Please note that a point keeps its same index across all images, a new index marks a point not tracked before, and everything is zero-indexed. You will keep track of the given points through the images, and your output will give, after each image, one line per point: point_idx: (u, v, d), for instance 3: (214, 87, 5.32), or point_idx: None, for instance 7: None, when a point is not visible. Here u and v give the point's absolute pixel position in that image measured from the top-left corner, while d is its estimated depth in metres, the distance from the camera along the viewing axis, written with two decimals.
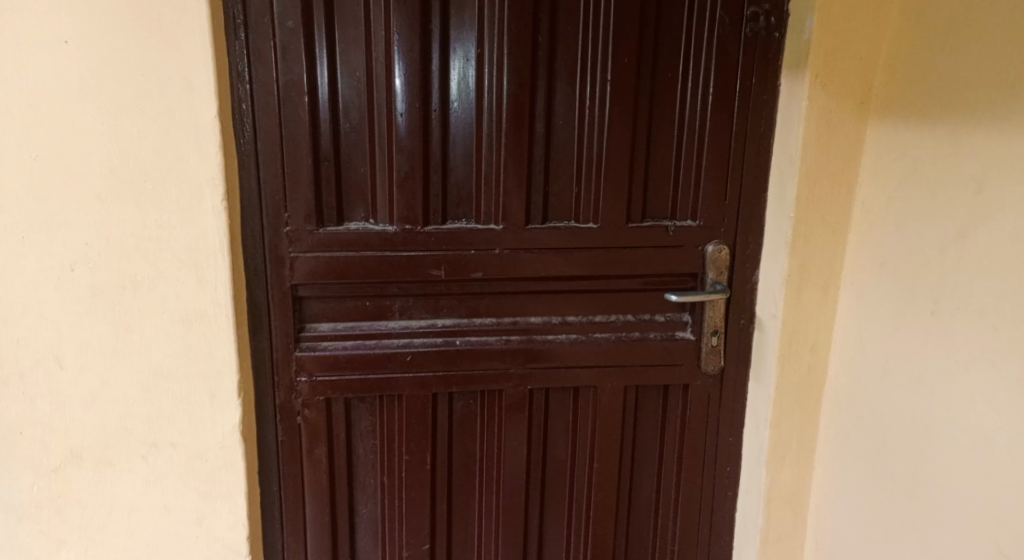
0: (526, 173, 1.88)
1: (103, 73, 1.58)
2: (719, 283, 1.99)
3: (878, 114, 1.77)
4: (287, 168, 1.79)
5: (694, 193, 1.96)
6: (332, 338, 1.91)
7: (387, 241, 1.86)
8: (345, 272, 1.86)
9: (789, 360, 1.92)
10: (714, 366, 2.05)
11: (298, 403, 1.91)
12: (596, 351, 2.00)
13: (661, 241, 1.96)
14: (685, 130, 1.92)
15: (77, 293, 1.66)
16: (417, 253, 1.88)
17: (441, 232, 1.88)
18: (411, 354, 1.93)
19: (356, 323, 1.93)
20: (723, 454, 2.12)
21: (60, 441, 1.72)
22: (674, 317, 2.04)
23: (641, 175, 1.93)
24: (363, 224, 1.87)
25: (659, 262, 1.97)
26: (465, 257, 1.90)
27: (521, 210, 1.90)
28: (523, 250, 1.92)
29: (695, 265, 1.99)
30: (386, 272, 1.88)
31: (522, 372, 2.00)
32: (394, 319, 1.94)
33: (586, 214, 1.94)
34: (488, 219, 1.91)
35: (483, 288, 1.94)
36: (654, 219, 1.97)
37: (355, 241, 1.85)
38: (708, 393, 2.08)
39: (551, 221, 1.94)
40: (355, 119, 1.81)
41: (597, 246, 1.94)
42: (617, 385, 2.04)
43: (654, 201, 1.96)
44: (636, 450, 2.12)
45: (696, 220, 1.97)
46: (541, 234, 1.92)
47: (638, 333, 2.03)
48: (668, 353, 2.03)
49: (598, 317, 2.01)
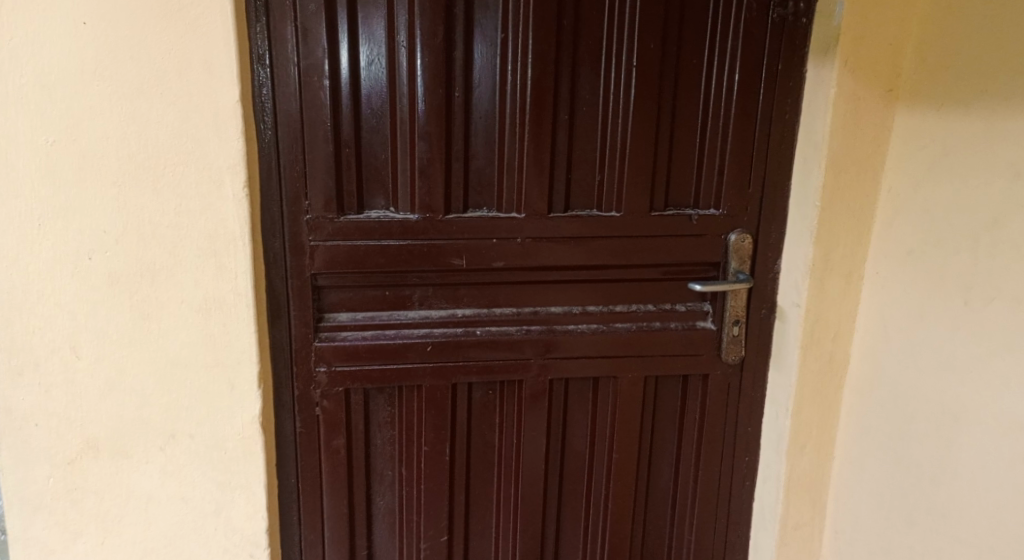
0: (549, 160, 1.85)
1: (120, 56, 1.54)
2: (741, 272, 1.96)
3: (908, 100, 1.74)
4: (307, 155, 1.75)
5: (717, 180, 1.92)
6: (351, 328, 1.89)
7: (408, 230, 1.83)
8: (365, 261, 1.83)
9: (812, 351, 1.90)
10: (735, 357, 2.03)
11: (316, 393, 1.89)
12: (617, 342, 1.99)
13: (684, 229, 1.93)
14: (711, 117, 1.88)
15: (94, 281, 1.63)
16: (438, 242, 1.85)
17: (462, 221, 1.85)
18: (431, 344, 1.92)
19: (375, 313, 1.90)
20: (742, 443, 2.11)
21: (76, 432, 1.70)
22: (694, 306, 2.01)
23: (665, 163, 1.90)
24: (383, 212, 1.83)
25: (682, 251, 1.94)
26: (486, 246, 1.88)
27: (543, 199, 1.87)
28: (545, 239, 1.89)
29: (718, 254, 1.96)
30: (407, 262, 1.85)
31: (541, 363, 1.98)
32: (414, 309, 1.92)
33: (609, 203, 1.91)
34: (510, 207, 1.88)
35: (504, 277, 1.92)
36: (678, 207, 1.94)
37: (375, 230, 1.82)
38: (728, 383, 2.06)
39: (572, 209, 1.91)
40: (376, 104, 1.77)
41: (620, 235, 1.92)
42: (637, 375, 2.03)
43: (677, 188, 1.93)
44: (654, 441, 2.11)
45: (719, 208, 1.94)
46: (564, 223, 1.89)
47: (660, 323, 2.01)
48: (689, 343, 2.01)
49: (619, 307, 1.99)
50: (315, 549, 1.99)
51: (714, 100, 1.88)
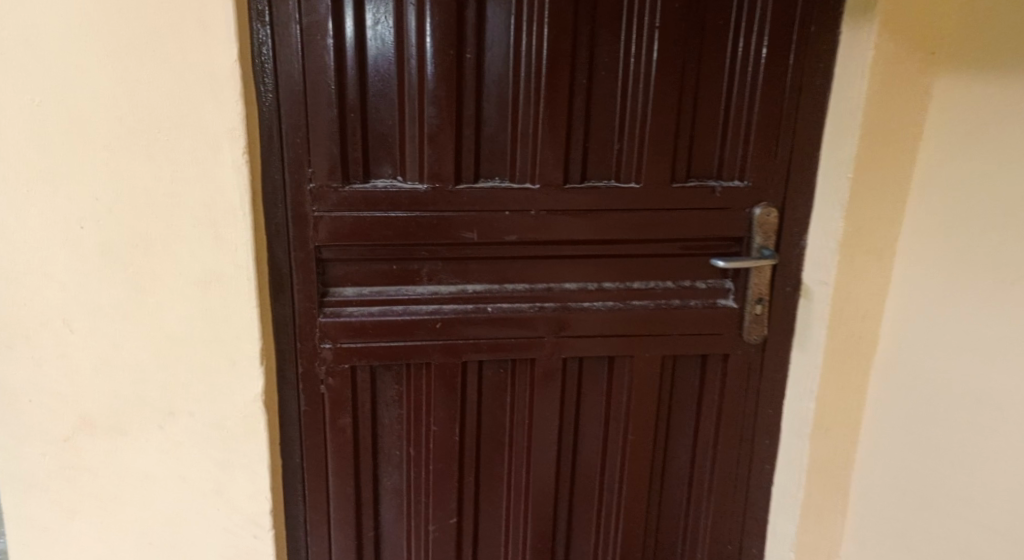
0: (565, 128, 1.76)
1: (110, 11, 1.46)
2: (766, 248, 1.87)
3: (949, 64, 1.63)
4: (311, 120, 1.67)
5: (742, 150, 1.82)
6: (357, 304, 1.81)
7: (416, 201, 1.75)
8: (371, 233, 1.75)
9: (839, 330, 1.81)
10: (757, 336, 1.94)
11: (320, 371, 1.81)
12: (633, 320, 1.91)
13: (706, 203, 1.84)
14: (736, 82, 1.78)
15: (87, 251, 1.56)
16: (447, 214, 1.77)
17: (473, 192, 1.76)
18: (440, 321, 1.84)
19: (382, 288, 1.82)
20: (762, 426, 2.03)
21: (71, 407, 1.64)
22: (715, 284, 1.93)
23: (687, 132, 1.80)
24: (390, 182, 1.75)
25: (703, 225, 1.85)
26: (498, 219, 1.79)
27: (558, 169, 1.78)
28: (559, 212, 1.81)
29: (741, 229, 1.87)
30: (415, 234, 1.77)
31: (554, 341, 1.90)
32: (422, 284, 1.84)
33: (627, 174, 1.82)
34: (522, 177, 1.79)
35: (516, 251, 1.84)
36: (699, 179, 1.84)
37: (381, 201, 1.74)
38: (749, 363, 1.98)
39: (589, 180, 1.82)
40: (383, 66, 1.68)
41: (638, 208, 1.83)
42: (654, 354, 1.95)
43: (699, 159, 1.83)
44: (671, 423, 2.03)
45: (743, 180, 1.84)
46: (580, 195, 1.80)
47: (678, 301, 1.92)
48: (709, 322, 1.93)
49: (636, 283, 1.91)
50: (320, 530, 1.93)
51: (740, 65, 1.77)
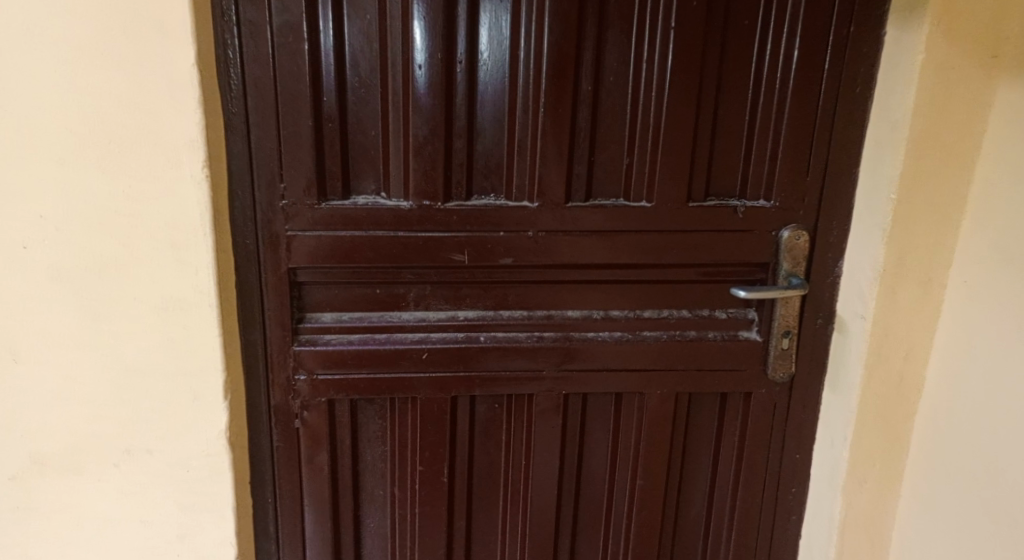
0: (568, 140, 1.57)
1: (56, 9, 1.30)
2: (795, 276, 1.66)
3: (1012, 70, 1.42)
4: (283, 130, 1.50)
5: (769, 166, 1.62)
6: (337, 331, 1.65)
7: (401, 219, 1.57)
8: (351, 255, 1.58)
9: (877, 372, 1.59)
10: (783, 374, 1.73)
11: (296, 404, 1.65)
12: (644, 353, 1.71)
13: (727, 224, 1.63)
14: (764, 89, 1.58)
15: (35, 274, 1.41)
16: (436, 235, 1.59)
17: (464, 210, 1.58)
18: (428, 351, 1.66)
19: (364, 314, 1.66)
20: (788, 472, 1.82)
21: (21, 444, 1.48)
22: (737, 314, 1.73)
23: (706, 145, 1.60)
24: (373, 198, 1.58)
25: (723, 251, 1.65)
26: (492, 240, 1.61)
27: (560, 186, 1.59)
28: (561, 233, 1.62)
29: (767, 254, 1.66)
30: (399, 256, 1.59)
31: (555, 376, 1.72)
32: (408, 310, 1.67)
33: (638, 191, 1.62)
34: (521, 194, 1.60)
35: (512, 276, 1.65)
36: (720, 198, 1.64)
37: (362, 220, 1.57)
38: (774, 403, 1.77)
39: (595, 198, 1.63)
40: (364, 71, 1.51)
41: (649, 229, 1.63)
42: (666, 392, 1.75)
43: (720, 175, 1.63)
44: (685, 466, 1.83)
45: (770, 200, 1.63)
46: (584, 215, 1.61)
47: (695, 332, 1.73)
48: (729, 356, 1.73)
49: (647, 312, 1.72)
50: None
51: (769, 70, 1.57)
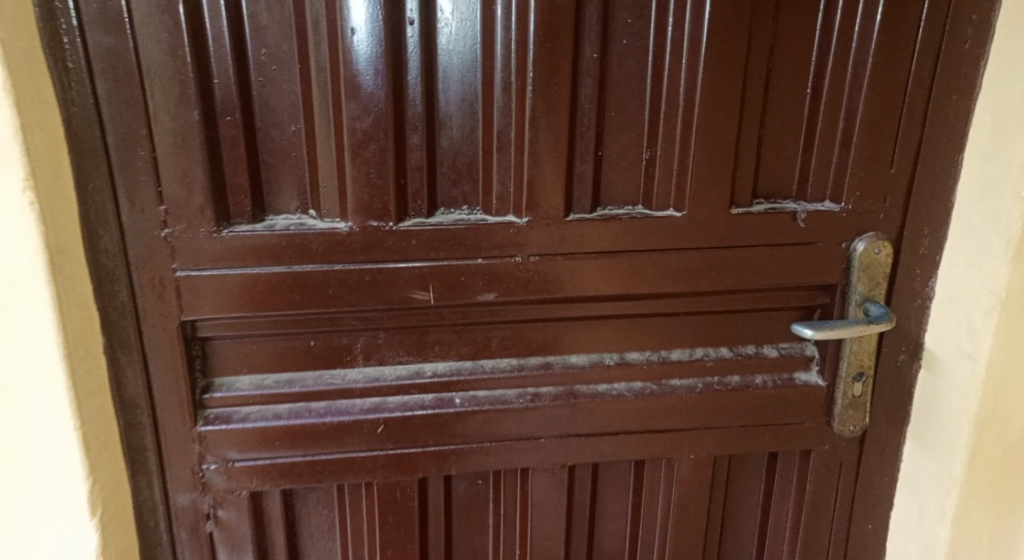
0: (568, 131, 1.13)
1: None
2: (873, 301, 1.25)
3: None
4: (158, 127, 1.04)
5: (837, 156, 1.20)
6: (257, 402, 1.20)
7: (337, 247, 1.12)
8: (268, 300, 1.13)
9: (989, 427, 1.20)
10: (854, 427, 1.33)
11: (205, 502, 1.21)
12: (674, 408, 1.30)
13: (783, 237, 1.22)
14: (832, 53, 1.15)
15: None
16: (389, 266, 1.14)
17: (427, 232, 1.14)
18: (384, 423, 1.23)
19: (295, 375, 1.21)
20: (856, 547, 1.42)
21: None
22: (791, 350, 1.32)
23: (753, 132, 1.18)
24: (296, 219, 1.13)
25: (776, 273, 1.23)
26: (467, 270, 1.16)
27: (558, 194, 1.16)
28: (561, 257, 1.18)
29: (834, 273, 1.25)
30: (338, 298, 1.14)
31: (557, 443, 1.29)
32: (355, 367, 1.23)
33: (663, 197, 1.19)
34: (503, 207, 1.17)
35: (496, 317, 1.22)
36: (771, 202, 1.22)
37: (282, 251, 1.11)
38: (840, 461, 1.37)
39: (604, 208, 1.19)
40: (274, 39, 1.05)
41: (680, 248, 1.20)
42: (702, 454, 1.34)
43: (770, 172, 1.21)
44: (725, 543, 1.42)
45: (838, 201, 1.22)
46: (592, 232, 1.18)
47: (739, 376, 1.32)
48: (782, 406, 1.33)
49: (675, 353, 1.30)
50: None
51: (840, 25, 1.14)
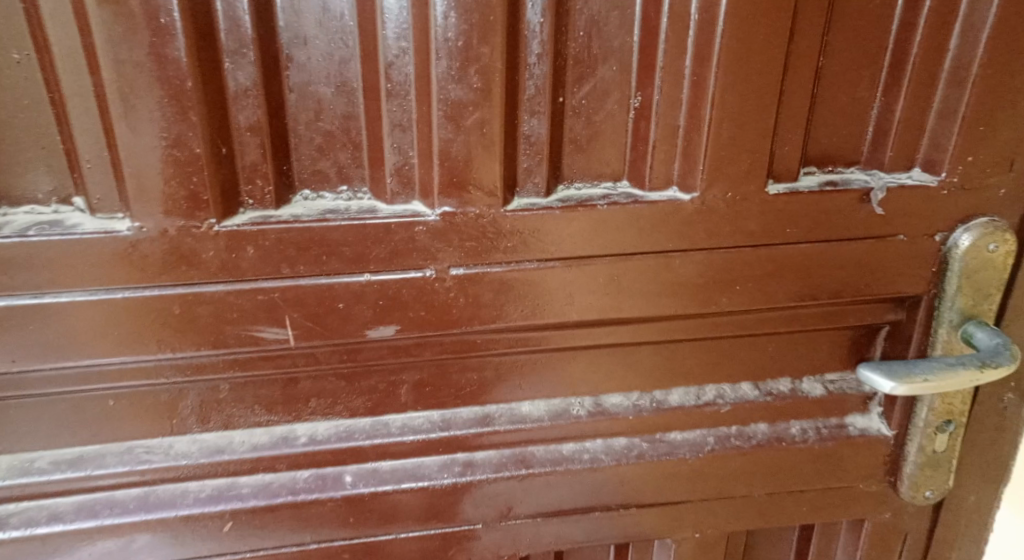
0: (507, 65, 0.68)
1: None
2: (976, 319, 0.84)
3: None
4: None
5: (932, 103, 0.78)
6: (21, 498, 0.76)
7: (123, 262, 0.68)
8: (13, 348, 0.69)
9: None
10: (930, 493, 0.93)
11: None
12: (672, 475, 0.90)
13: (845, 229, 0.80)
14: None
15: None
16: (218, 290, 0.71)
17: (273, 233, 0.69)
18: (233, 520, 0.80)
19: (86, 452, 0.77)
20: None
21: None
22: (843, 386, 0.92)
23: (803, 65, 0.74)
24: (46, 216, 0.67)
25: (833, 281, 0.82)
26: (347, 294, 0.72)
27: (493, 170, 0.71)
28: (501, 266, 0.75)
29: (918, 280, 0.84)
30: (136, 343, 0.71)
31: (503, 528, 0.89)
32: (181, 438, 0.79)
33: (661, 171, 0.76)
34: (407, 193, 0.73)
35: (403, 357, 0.80)
36: (828, 175, 0.80)
37: (21, 270, 0.66)
38: (903, 536, 0.97)
39: (567, 188, 0.76)
40: None
41: (685, 250, 0.78)
42: (711, 532, 0.94)
43: (825, 128, 0.78)
44: None
45: (932, 171, 0.80)
46: (552, 227, 0.75)
47: (764, 426, 0.92)
48: (827, 467, 0.93)
49: (674, 395, 0.90)
50: None
51: None
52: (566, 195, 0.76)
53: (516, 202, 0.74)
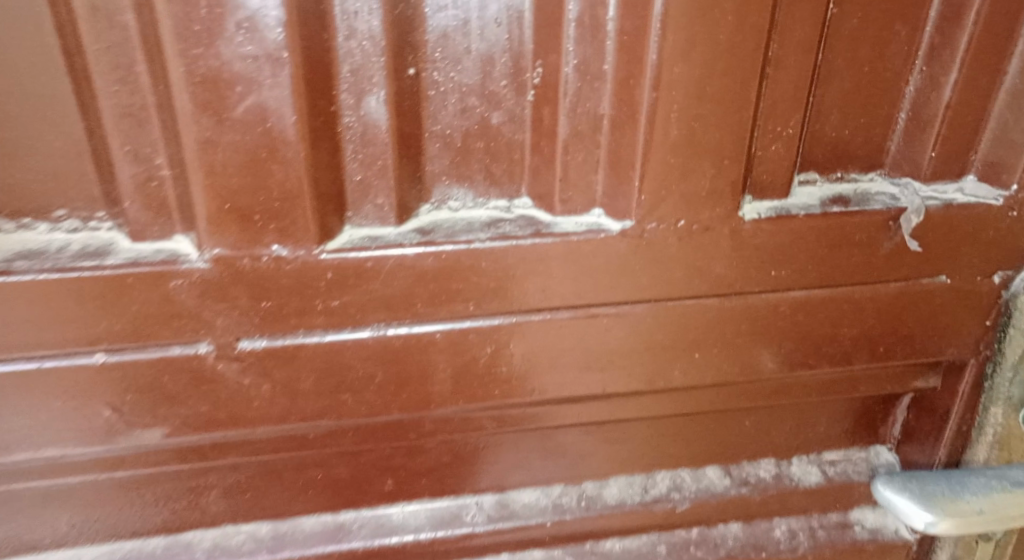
0: (299, 15, 0.40)
1: None
2: None
3: None
4: None
5: (1001, 77, 0.51)
6: None
7: None
8: None
9: None
10: None
11: None
12: None
13: (861, 268, 0.53)
14: None
15: None
16: None
17: None
18: None
19: None
20: None
21: None
22: (848, 469, 0.67)
23: (804, 18, 0.46)
24: None
25: (839, 344, 0.56)
26: (68, 385, 0.46)
27: (299, 188, 0.44)
28: (324, 335, 0.48)
29: (961, 337, 0.57)
30: None
31: None
32: None
33: (577, 183, 0.49)
34: (162, 225, 0.45)
35: (195, 461, 0.53)
36: (836, 185, 0.54)
37: None
38: None
39: (433, 210, 0.50)
40: None
41: (616, 304, 0.51)
42: None
43: (832, 114, 0.52)
44: None
45: (989, 180, 0.53)
46: (405, 276, 0.47)
47: (738, 528, 0.66)
48: None
49: (611, 489, 0.64)
50: None
51: None
52: (434, 221, 0.49)
53: (345, 235, 0.47)
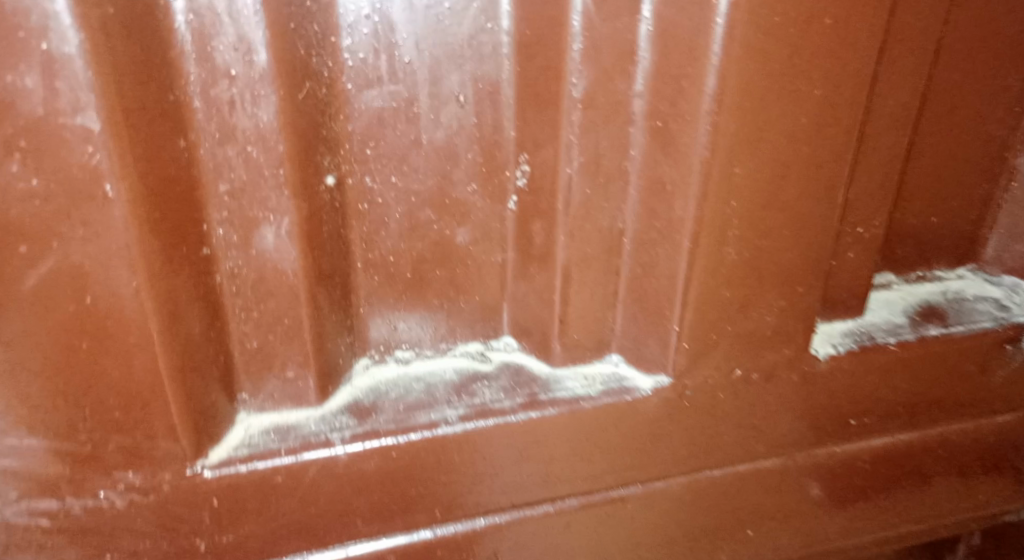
0: (127, 120, 0.24)
1: None
2: None
3: None
4: None
5: None
6: None
7: None
8: None
9: None
10: None
11: None
12: None
13: (954, 402, 0.39)
14: None
15: None
16: None
17: None
18: None
19: None
20: None
21: None
22: None
23: (902, 81, 0.31)
24: None
25: (924, 494, 0.42)
26: None
27: (154, 386, 0.28)
28: None
29: None
30: None
31: None
32: None
33: (583, 322, 0.34)
34: None
35: None
36: (918, 288, 0.40)
37: None
38: None
39: (372, 365, 0.34)
40: None
41: (640, 483, 0.36)
42: None
43: (921, 199, 0.37)
44: None
45: None
46: (336, 485, 0.32)
47: None
48: None
49: None
50: None
51: None
52: (375, 383, 0.33)
53: (239, 431, 0.31)
